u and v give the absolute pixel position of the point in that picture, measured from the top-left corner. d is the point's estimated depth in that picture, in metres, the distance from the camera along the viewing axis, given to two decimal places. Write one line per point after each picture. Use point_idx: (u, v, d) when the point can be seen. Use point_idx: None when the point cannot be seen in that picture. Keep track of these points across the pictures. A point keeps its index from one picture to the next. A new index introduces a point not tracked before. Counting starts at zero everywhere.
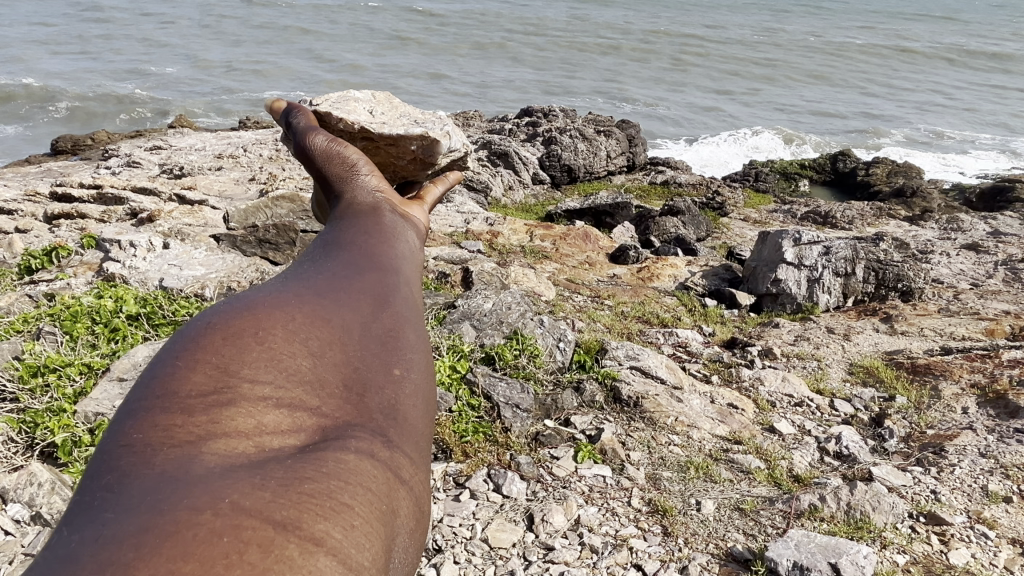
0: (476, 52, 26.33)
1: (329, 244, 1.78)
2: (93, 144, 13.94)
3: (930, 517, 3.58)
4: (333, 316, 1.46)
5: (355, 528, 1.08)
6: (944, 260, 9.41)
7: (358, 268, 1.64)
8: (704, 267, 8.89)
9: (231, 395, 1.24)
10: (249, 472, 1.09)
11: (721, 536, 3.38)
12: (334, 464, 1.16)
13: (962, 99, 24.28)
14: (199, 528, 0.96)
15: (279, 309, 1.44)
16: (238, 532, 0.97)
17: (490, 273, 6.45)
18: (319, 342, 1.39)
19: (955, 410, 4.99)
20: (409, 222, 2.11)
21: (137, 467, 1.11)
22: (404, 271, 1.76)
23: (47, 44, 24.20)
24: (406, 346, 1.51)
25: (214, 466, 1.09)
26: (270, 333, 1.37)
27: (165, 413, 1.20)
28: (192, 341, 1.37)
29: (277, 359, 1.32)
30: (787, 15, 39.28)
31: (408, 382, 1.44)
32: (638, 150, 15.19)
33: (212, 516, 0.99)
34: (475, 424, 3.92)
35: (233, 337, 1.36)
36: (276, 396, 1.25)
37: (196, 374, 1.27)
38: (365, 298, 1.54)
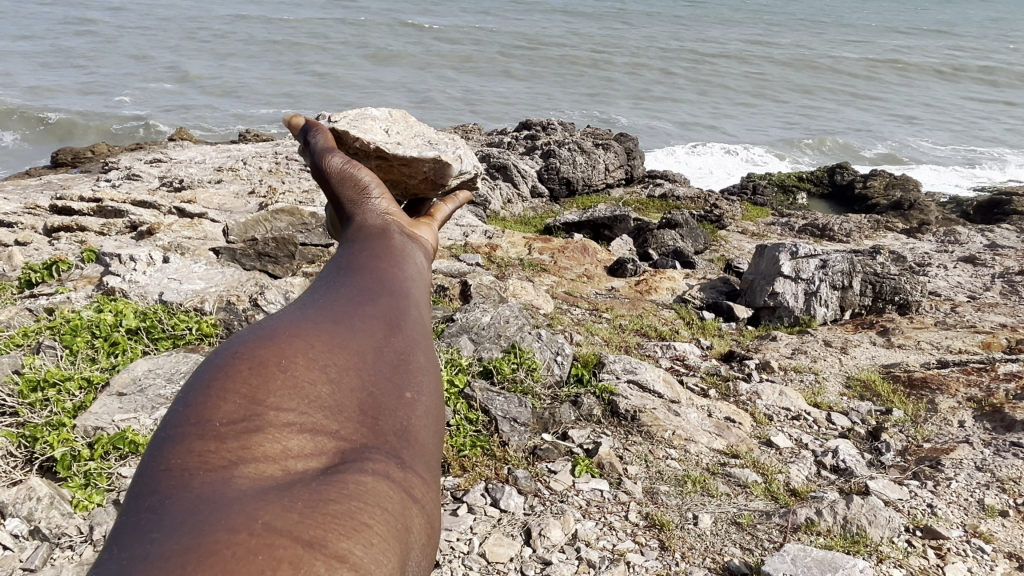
0: (476, 66, 26.50)
1: (344, 268, 1.81)
2: (93, 156, 14.00)
3: (926, 530, 3.59)
4: (352, 340, 1.49)
5: (374, 545, 1.11)
6: (942, 273, 9.46)
7: (373, 292, 1.67)
8: (702, 280, 8.93)
9: (258, 422, 1.28)
10: (276, 493, 1.12)
11: (718, 550, 3.39)
12: (355, 485, 1.18)
13: (957, 116, 24.49)
14: (233, 548, 1.00)
15: (300, 334, 1.48)
16: (270, 551, 1.01)
17: (488, 287, 6.48)
18: (338, 365, 1.42)
19: (952, 423, 5.01)
20: (420, 244, 2.15)
21: (175, 490, 1.15)
22: (414, 294, 1.79)
23: (49, 59, 24.36)
24: (419, 370, 1.54)
25: (244, 489, 1.13)
26: (292, 358, 1.40)
27: (199, 440, 1.24)
28: (219, 369, 1.41)
29: (300, 384, 1.35)
30: (783, 29, 39.62)
31: (420, 404, 1.46)
32: (637, 163, 15.26)
33: (246, 537, 1.02)
34: (473, 438, 3.95)
35: (258, 365, 1.39)
36: (299, 421, 1.29)
37: (223, 402, 1.31)
38: (380, 319, 1.57)
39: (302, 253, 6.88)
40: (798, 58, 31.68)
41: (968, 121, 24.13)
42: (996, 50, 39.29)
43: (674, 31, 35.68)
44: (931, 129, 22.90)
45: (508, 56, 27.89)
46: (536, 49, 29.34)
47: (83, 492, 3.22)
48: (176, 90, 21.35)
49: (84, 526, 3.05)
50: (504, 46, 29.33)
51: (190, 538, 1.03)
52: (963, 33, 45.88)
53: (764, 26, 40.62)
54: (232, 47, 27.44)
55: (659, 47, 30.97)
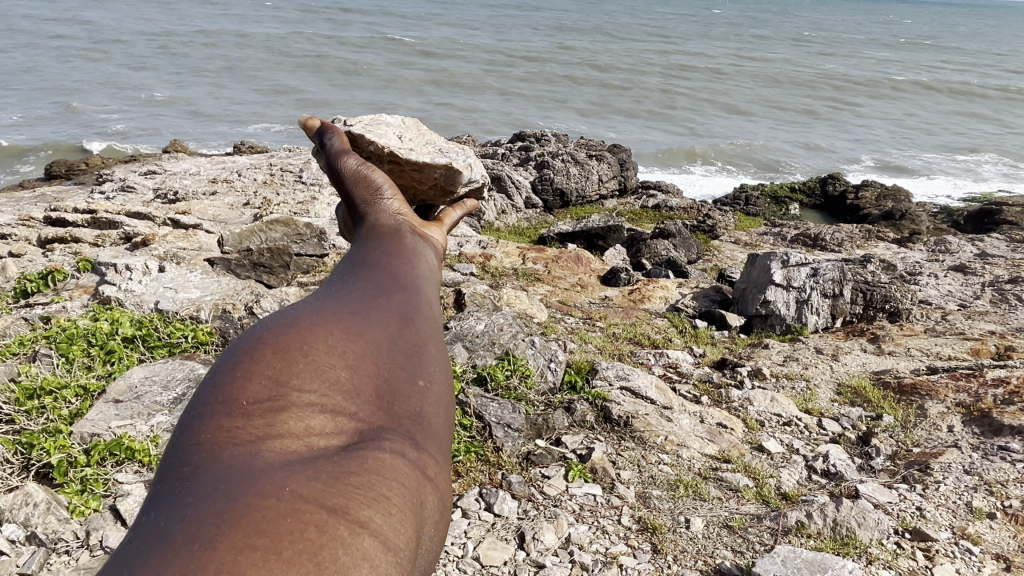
0: (468, 79, 26.66)
1: (361, 264, 1.84)
2: (87, 169, 14.04)
3: (915, 533, 3.64)
4: (372, 330, 1.53)
5: (392, 516, 1.18)
6: (933, 281, 9.56)
7: (387, 287, 1.71)
8: (695, 288, 9.00)
9: (284, 402, 1.32)
10: (301, 467, 1.19)
11: (710, 553, 3.42)
12: (374, 461, 1.24)
13: (945, 130, 24.80)
14: (267, 513, 1.08)
15: (322, 324, 1.51)
16: (297, 515, 1.09)
17: (482, 295, 6.51)
18: (359, 352, 1.47)
19: (941, 428, 5.06)
20: (432, 246, 2.18)
21: (205, 463, 1.21)
22: (428, 289, 1.82)
23: (47, 76, 24.46)
24: (433, 361, 1.58)
25: (274, 463, 1.20)
26: (313, 345, 1.44)
27: (227, 416, 1.30)
28: (245, 354, 1.45)
29: (323, 369, 1.40)
30: (773, 45, 40.15)
31: (433, 392, 1.51)
32: (630, 174, 15.40)
33: (275, 503, 1.10)
34: (466, 443, 3.98)
35: (282, 350, 1.43)
36: (320, 404, 1.33)
37: (251, 384, 1.36)
38: (394, 312, 1.61)
39: (297, 263, 6.97)
40: (788, 73, 32.01)
41: (955, 134, 24.46)
42: (983, 62, 39.80)
43: (664, 47, 35.97)
44: (919, 142, 23.20)
45: (501, 71, 28.11)
46: (528, 65, 29.56)
47: (80, 498, 3.24)
48: (174, 105, 21.48)
49: (80, 531, 3.06)
50: (498, 61, 29.60)
51: (224, 503, 1.10)
52: (949, 47, 46.48)
53: (753, 40, 40.99)
54: (227, 63, 27.57)
55: (650, 64, 31.23)
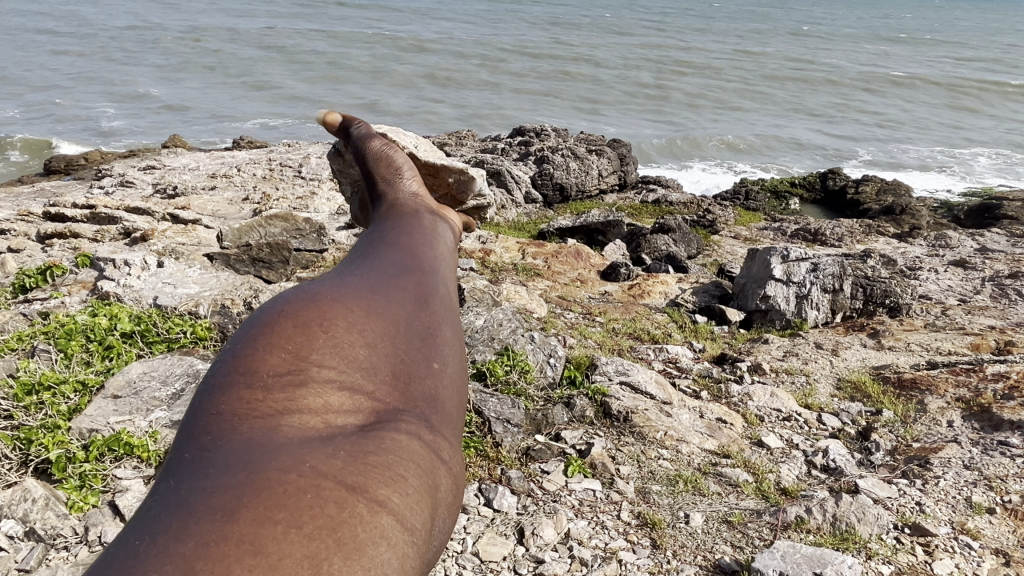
0: (468, 74, 26.60)
1: (379, 244, 1.82)
2: (87, 164, 14.02)
3: (914, 527, 3.64)
4: (390, 311, 1.51)
5: (410, 493, 1.16)
6: (933, 276, 9.55)
7: (404, 266, 1.68)
8: (695, 283, 8.99)
9: (305, 379, 1.30)
10: (320, 444, 1.17)
11: (709, 548, 3.42)
12: (393, 440, 1.22)
13: (946, 126, 24.75)
14: (289, 487, 1.06)
15: (341, 304, 1.49)
16: (318, 490, 1.07)
17: (482, 290, 6.49)
18: (379, 331, 1.45)
19: (941, 423, 5.06)
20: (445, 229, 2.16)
21: (222, 436, 1.20)
22: (445, 269, 1.81)
23: (45, 72, 24.40)
24: (451, 341, 1.55)
25: (296, 440, 1.17)
26: (335, 324, 1.42)
27: (245, 388, 1.28)
28: (267, 332, 1.43)
29: (343, 349, 1.38)
30: (774, 40, 40.06)
31: (449, 372, 1.48)
32: (630, 169, 15.41)
33: (296, 478, 1.08)
34: (466, 439, 3.96)
35: (304, 330, 1.41)
36: (340, 381, 1.31)
37: (275, 362, 1.34)
38: (411, 292, 1.58)
39: (297, 258, 6.90)
40: (788, 67, 31.92)
41: (956, 129, 24.43)
42: (982, 56, 39.74)
43: (664, 41, 35.88)
44: (919, 137, 23.16)
45: (500, 67, 28.08)
46: (528, 60, 29.50)
47: (79, 493, 3.23)
48: (172, 101, 21.43)
49: (79, 527, 3.06)
50: (498, 56, 29.54)
51: (243, 476, 1.08)
52: (949, 41, 46.40)
53: (754, 35, 40.88)
54: (226, 58, 27.52)
55: (650, 59, 31.16)
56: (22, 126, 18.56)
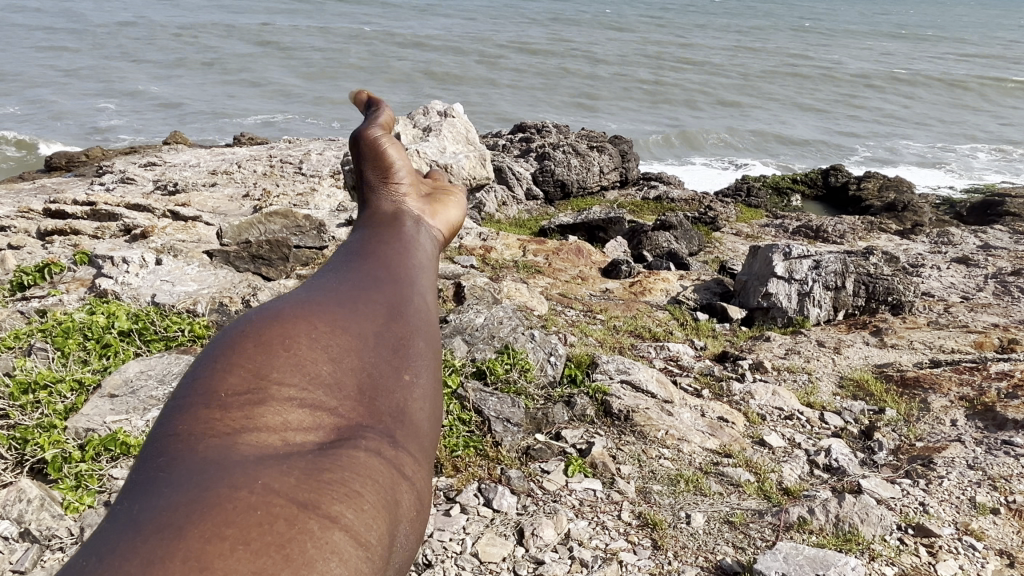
0: (468, 70, 26.51)
1: (350, 259, 1.83)
2: (87, 161, 13.98)
3: (918, 528, 3.60)
4: (355, 334, 1.54)
5: (360, 513, 1.19)
6: (935, 273, 9.50)
7: (373, 288, 1.70)
8: (696, 280, 8.94)
9: (265, 397, 1.33)
10: (276, 460, 1.20)
11: (710, 549, 3.39)
12: (349, 457, 1.26)
13: (948, 122, 24.67)
14: (243, 499, 1.09)
15: (305, 319, 1.50)
16: (271, 505, 1.11)
17: (482, 288, 6.45)
18: (342, 353, 1.48)
19: (944, 422, 5.02)
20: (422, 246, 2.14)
21: (181, 454, 1.22)
22: (414, 292, 1.82)
23: (46, 70, 24.38)
24: (409, 372, 1.58)
25: (253, 455, 1.21)
26: (299, 342, 1.45)
27: (205, 407, 1.31)
28: (226, 345, 1.43)
29: (306, 370, 1.40)
30: (775, 36, 39.95)
31: (408, 400, 1.52)
32: (631, 166, 15.34)
33: (251, 493, 1.11)
34: (465, 438, 3.92)
35: (267, 347, 1.43)
36: (299, 401, 1.34)
37: (237, 377, 1.35)
38: (377, 316, 1.61)
39: (296, 255, 6.88)
40: (789, 64, 31.82)
41: (957, 125, 24.38)
42: (984, 53, 39.67)
43: (665, 38, 35.77)
44: (921, 133, 23.09)
45: (501, 63, 27.99)
46: (529, 56, 29.40)
47: (74, 494, 3.19)
48: (173, 99, 21.40)
49: (75, 528, 3.03)
50: (499, 53, 29.47)
51: (195, 493, 1.11)
52: (951, 37, 46.26)
53: (755, 32, 40.76)
54: (226, 55, 27.45)
55: (651, 56, 31.07)
56: (23, 124, 18.52)
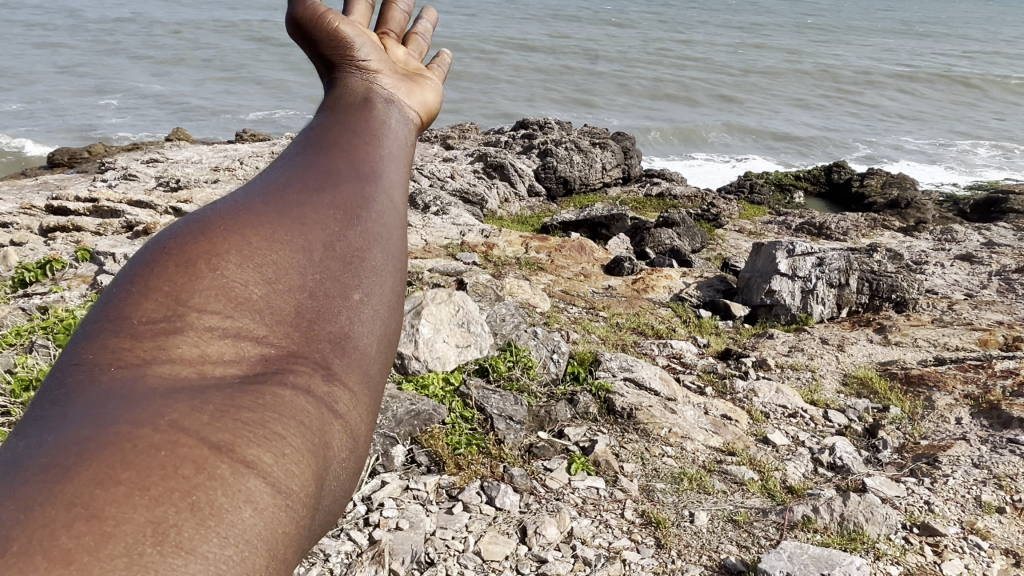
0: (470, 66, 26.42)
1: (313, 129, 1.49)
2: (89, 157, 13.99)
3: (924, 527, 3.59)
4: (307, 228, 1.22)
5: (287, 455, 0.95)
6: (939, 271, 9.46)
7: (338, 164, 1.36)
8: (699, 278, 8.91)
9: (178, 317, 1.04)
10: (188, 391, 0.95)
11: (715, 548, 3.37)
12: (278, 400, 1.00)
13: (952, 119, 24.57)
14: (139, 442, 0.87)
15: (242, 222, 1.22)
16: (176, 448, 0.88)
17: (484, 285, 6.44)
18: (288, 256, 1.17)
19: (949, 420, 5.00)
20: (418, 93, 1.68)
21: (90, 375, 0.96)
22: (403, 162, 1.47)
23: (48, 66, 24.37)
24: (387, 265, 1.26)
25: (158, 387, 0.95)
26: (231, 249, 1.16)
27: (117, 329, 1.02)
28: (147, 260, 1.17)
29: (236, 279, 1.11)
30: (778, 32, 39.82)
31: (382, 301, 1.20)
32: (634, 162, 15.32)
33: (151, 433, 0.88)
34: (468, 436, 3.90)
35: (192, 256, 1.14)
36: (224, 319, 1.05)
37: (148, 299, 1.07)
38: (339, 201, 1.29)
39: None
40: (792, 60, 31.73)
41: (961, 121, 24.30)
42: (987, 49, 39.57)
43: (667, 35, 35.63)
44: (924, 130, 22.99)
45: (503, 60, 27.91)
46: (531, 53, 29.31)
47: None
48: (175, 96, 21.41)
49: None
50: (501, 49, 29.40)
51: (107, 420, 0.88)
52: (954, 33, 46.11)
53: (758, 28, 40.65)
54: (227, 51, 27.40)
55: (653, 52, 30.95)
56: (26, 122, 18.53)
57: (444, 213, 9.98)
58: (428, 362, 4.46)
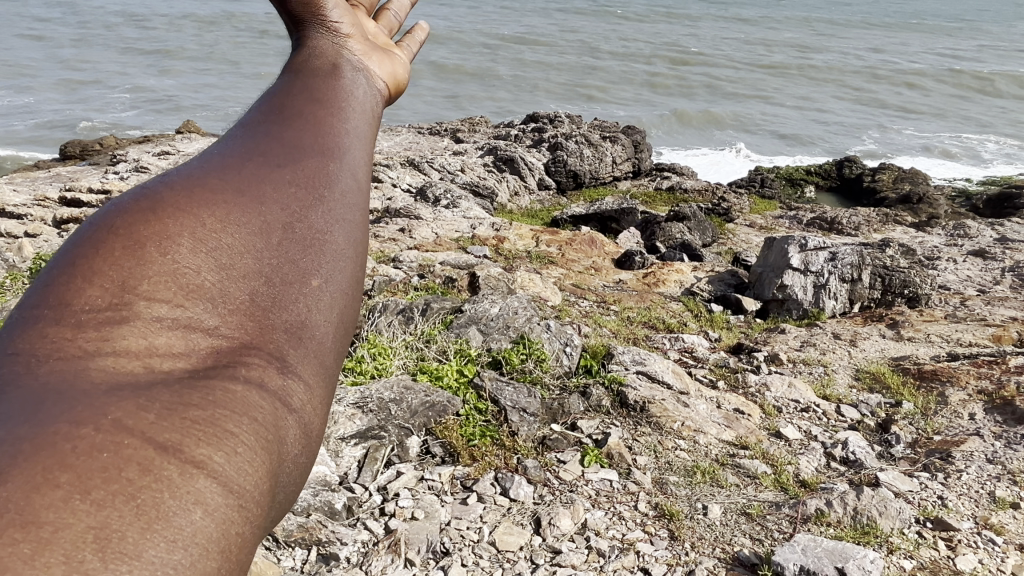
0: (479, 60, 26.37)
1: (272, 95, 1.19)
2: (101, 149, 14.11)
3: (937, 522, 3.59)
4: (265, 207, 0.99)
5: (240, 453, 0.76)
6: (951, 266, 9.41)
7: (301, 135, 1.09)
8: (710, 272, 8.90)
9: (125, 305, 0.83)
10: (132, 389, 0.76)
11: (728, 540, 3.39)
12: (234, 395, 0.80)
13: (966, 113, 24.35)
14: (74, 443, 0.69)
15: (193, 198, 0.98)
16: (118, 448, 0.70)
17: (497, 278, 6.45)
18: (242, 237, 0.94)
19: (962, 416, 4.99)
20: (389, 62, 1.35)
21: (17, 380, 0.75)
22: (370, 136, 1.18)
23: (59, 60, 24.51)
24: (353, 247, 1.02)
25: (99, 382, 0.75)
26: (180, 224, 0.93)
27: (52, 324, 0.81)
28: (77, 242, 0.93)
29: (188, 264, 0.89)
30: (789, 26, 39.55)
31: (343, 290, 0.97)
32: (644, 156, 15.31)
33: (91, 432, 0.70)
34: (482, 428, 3.91)
35: (135, 238, 0.91)
36: (172, 306, 0.85)
37: (88, 282, 0.86)
38: (301, 176, 1.04)
39: None
40: (803, 54, 31.53)
41: (974, 115, 24.11)
42: (1000, 42, 39.22)
43: (678, 28, 35.41)
44: (937, 125, 22.80)
45: (512, 53, 27.83)
46: (540, 47, 29.25)
47: None
48: (186, 90, 21.52)
49: None
50: (510, 42, 29.34)
51: (28, 429, 0.69)
52: (966, 27, 45.73)
53: (769, 22, 40.39)
54: (238, 44, 27.47)
55: (663, 46, 30.76)
56: (39, 115, 18.66)
57: (455, 206, 10.00)
58: (441, 354, 4.52)
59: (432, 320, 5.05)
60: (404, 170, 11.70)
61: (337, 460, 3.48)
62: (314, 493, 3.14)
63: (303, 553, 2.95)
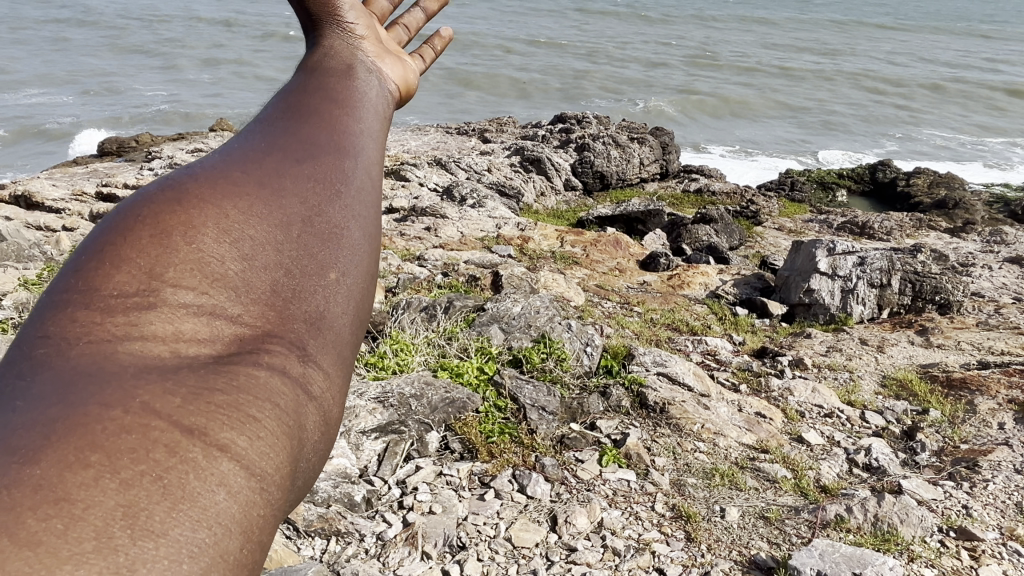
0: (508, 61, 26.45)
1: (289, 94, 1.23)
2: (137, 146, 14.46)
3: (960, 532, 3.54)
4: (285, 202, 1.03)
5: (263, 437, 0.80)
6: (986, 273, 9.21)
7: (317, 132, 1.13)
8: (736, 275, 8.81)
9: (151, 291, 0.87)
10: (158, 371, 0.80)
11: (745, 543, 3.37)
12: (248, 377, 0.83)
13: (1006, 119, 23.76)
14: (104, 424, 0.72)
15: (218, 188, 1.02)
16: (146, 430, 0.73)
17: (520, 278, 6.50)
18: (264, 229, 0.98)
19: (991, 425, 4.89)
20: (400, 66, 1.39)
21: (52, 360, 0.79)
22: (381, 137, 1.23)
23: (97, 60, 25.11)
24: (367, 244, 1.07)
25: (127, 366, 0.79)
26: (204, 215, 0.97)
27: (82, 309, 0.85)
28: (104, 229, 0.97)
29: (212, 253, 0.93)
30: (823, 28, 38.99)
31: (360, 280, 1.02)
32: (672, 157, 15.24)
33: (120, 415, 0.74)
34: (501, 425, 3.94)
35: (161, 225, 0.95)
36: (197, 293, 0.88)
37: (116, 269, 0.90)
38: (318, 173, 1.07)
39: None
40: (837, 57, 31.12)
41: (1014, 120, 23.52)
42: None
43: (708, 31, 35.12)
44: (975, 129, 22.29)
45: (540, 55, 27.85)
46: (569, 47, 29.22)
47: None
48: (220, 92, 21.98)
49: None
50: (539, 43, 29.38)
51: (61, 409, 0.73)
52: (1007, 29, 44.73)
53: (803, 24, 39.92)
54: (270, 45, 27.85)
55: (693, 49, 30.56)
56: (79, 113, 19.13)
57: (480, 205, 10.04)
58: (462, 350, 4.57)
59: (454, 318, 5.09)
60: (431, 168, 11.79)
61: (358, 453, 3.53)
62: (334, 485, 3.21)
63: (323, 542, 3.01)
